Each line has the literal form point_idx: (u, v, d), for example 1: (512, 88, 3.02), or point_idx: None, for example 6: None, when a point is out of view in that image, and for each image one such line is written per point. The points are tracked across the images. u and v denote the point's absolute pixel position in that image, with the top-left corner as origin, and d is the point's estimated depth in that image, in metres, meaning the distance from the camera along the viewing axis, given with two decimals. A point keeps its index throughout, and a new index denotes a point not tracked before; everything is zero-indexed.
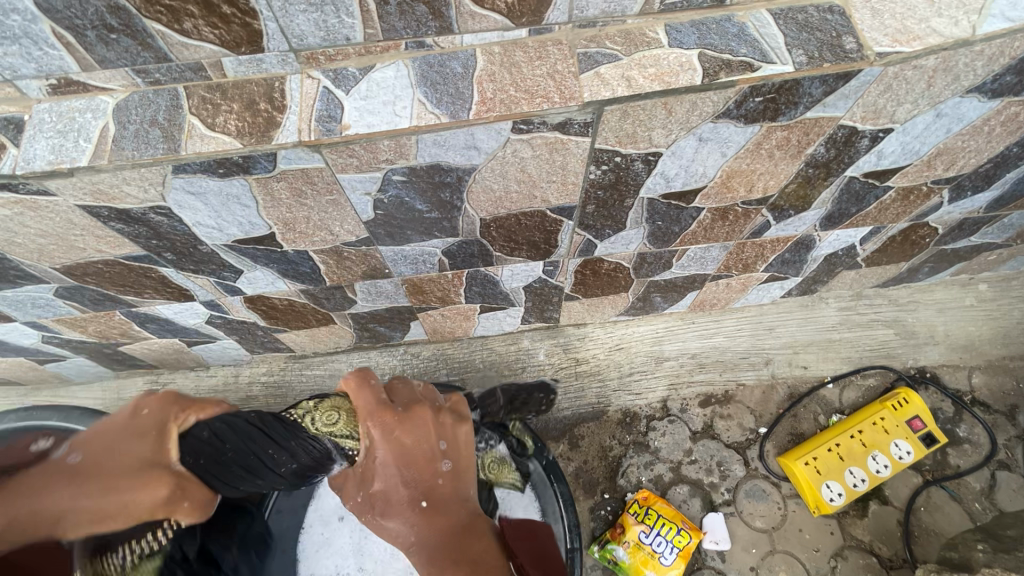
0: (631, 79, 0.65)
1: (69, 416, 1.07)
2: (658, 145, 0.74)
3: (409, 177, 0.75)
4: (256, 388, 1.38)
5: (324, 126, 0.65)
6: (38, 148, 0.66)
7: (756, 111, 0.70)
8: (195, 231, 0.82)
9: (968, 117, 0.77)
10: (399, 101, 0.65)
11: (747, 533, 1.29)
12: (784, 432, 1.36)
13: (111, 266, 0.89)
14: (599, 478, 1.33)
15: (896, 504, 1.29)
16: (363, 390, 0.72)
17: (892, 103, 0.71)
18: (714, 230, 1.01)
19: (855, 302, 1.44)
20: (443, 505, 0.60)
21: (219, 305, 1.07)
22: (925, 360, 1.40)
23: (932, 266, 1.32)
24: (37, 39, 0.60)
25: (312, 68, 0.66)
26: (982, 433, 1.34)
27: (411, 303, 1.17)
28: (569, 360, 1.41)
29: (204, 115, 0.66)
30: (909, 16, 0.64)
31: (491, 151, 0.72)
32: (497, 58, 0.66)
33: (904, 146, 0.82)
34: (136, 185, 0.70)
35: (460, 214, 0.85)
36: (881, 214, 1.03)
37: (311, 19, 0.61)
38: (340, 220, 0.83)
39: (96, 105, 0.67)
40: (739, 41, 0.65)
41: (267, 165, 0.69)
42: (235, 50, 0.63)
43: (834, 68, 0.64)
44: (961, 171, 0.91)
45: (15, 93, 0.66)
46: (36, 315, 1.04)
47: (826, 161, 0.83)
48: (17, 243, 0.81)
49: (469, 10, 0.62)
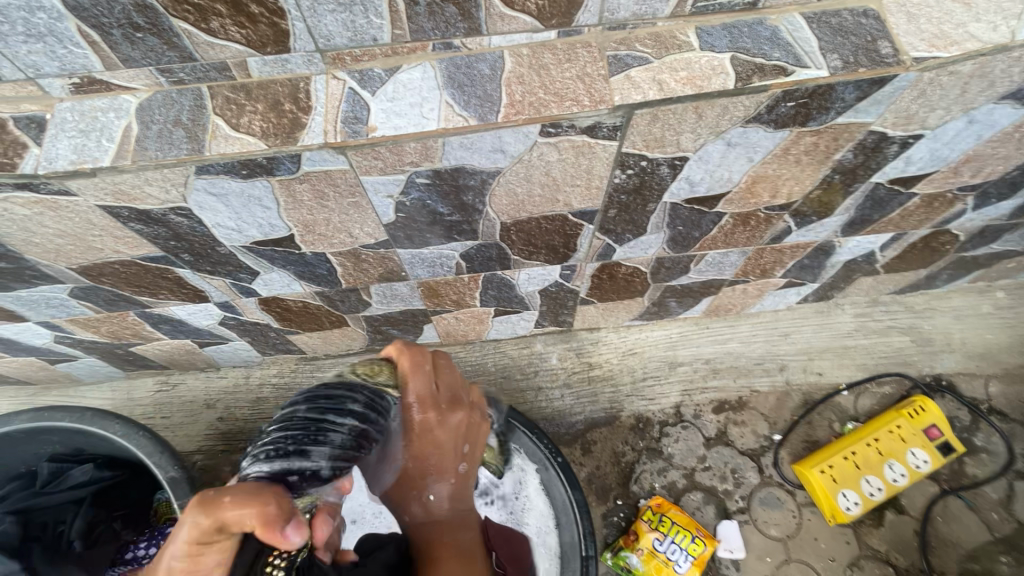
0: (662, 82, 0.64)
1: (82, 416, 1.05)
2: (686, 150, 0.73)
3: (432, 180, 0.74)
4: (266, 390, 1.38)
5: (351, 128, 0.64)
6: (61, 148, 0.65)
7: (787, 115, 0.69)
8: (214, 232, 0.81)
9: (1000, 124, 0.76)
10: (426, 103, 0.65)
11: (761, 541, 1.27)
12: (799, 439, 1.35)
13: (127, 267, 0.89)
14: (612, 484, 1.32)
15: (912, 513, 1.28)
16: (420, 371, 0.72)
17: (924, 109, 0.70)
18: (735, 236, 1.00)
19: (870, 309, 1.42)
20: (441, 508, 0.71)
21: (233, 306, 1.06)
22: (941, 368, 1.39)
23: (951, 273, 1.30)
24: (62, 38, 0.59)
25: (338, 69, 0.65)
26: (999, 442, 1.32)
27: (425, 306, 1.16)
28: (582, 364, 1.40)
29: (229, 115, 0.65)
30: (946, 20, 0.63)
31: (517, 154, 0.71)
32: (525, 60, 0.65)
33: (932, 152, 0.81)
34: (157, 186, 0.69)
35: (481, 217, 0.84)
36: (904, 221, 1.01)
37: (339, 20, 0.60)
38: (361, 222, 0.82)
39: (119, 104, 0.66)
40: (772, 45, 0.64)
41: (291, 167, 0.68)
42: (261, 51, 0.62)
43: (869, 73, 0.63)
44: (987, 178, 0.90)
45: (37, 91, 0.65)
46: (50, 315, 1.03)
47: (853, 167, 0.82)
48: (35, 243, 0.80)
49: (499, 12, 0.61)
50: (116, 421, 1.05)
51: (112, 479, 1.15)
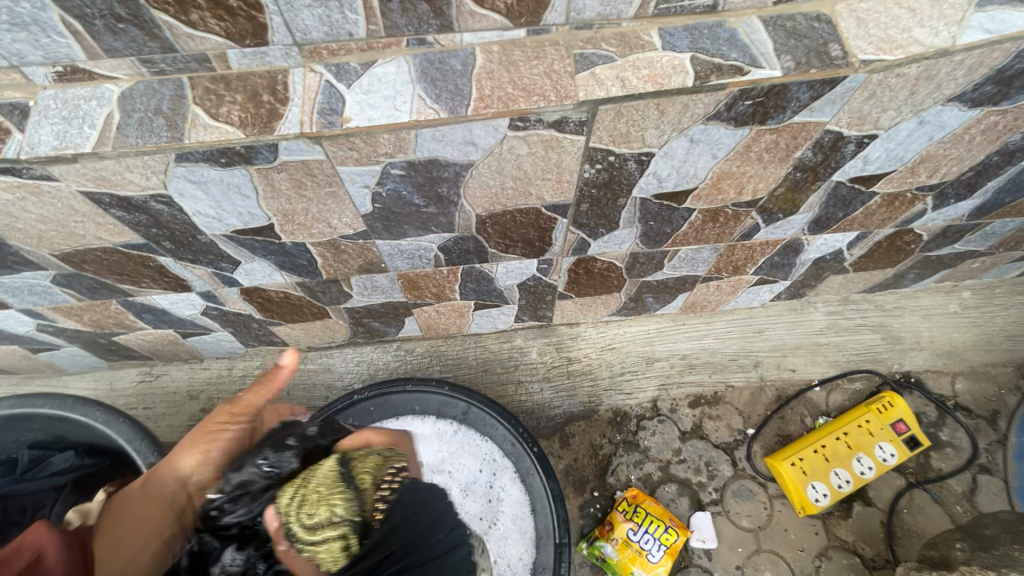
0: (625, 80, 0.67)
1: (63, 403, 1.08)
2: (651, 146, 0.76)
3: (407, 171, 0.76)
4: (249, 381, 1.39)
5: (326, 119, 0.67)
6: (43, 134, 0.67)
7: (746, 114, 0.72)
8: (194, 221, 0.83)
9: (950, 125, 0.80)
10: (399, 96, 0.67)
11: (733, 532, 1.30)
12: (772, 433, 1.38)
13: (110, 254, 0.90)
14: (589, 476, 1.34)
15: (879, 505, 1.32)
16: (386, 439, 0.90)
17: (876, 109, 0.74)
18: (705, 232, 1.03)
19: (842, 307, 1.46)
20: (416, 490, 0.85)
21: (215, 296, 1.08)
22: (910, 365, 1.43)
23: (917, 272, 1.35)
24: (46, 27, 0.61)
25: (315, 62, 0.68)
26: (964, 437, 1.36)
27: (406, 299, 1.18)
28: (562, 359, 1.42)
29: (209, 105, 0.68)
30: (892, 25, 0.67)
31: (488, 148, 0.74)
32: (495, 56, 0.68)
33: (888, 152, 0.84)
34: (138, 172, 0.71)
35: (456, 210, 0.87)
36: (867, 219, 1.05)
37: (315, 14, 0.62)
38: (339, 213, 0.85)
39: (101, 93, 0.68)
40: (730, 46, 0.67)
41: (268, 156, 0.71)
42: (239, 43, 0.65)
43: (820, 74, 0.66)
44: (944, 178, 0.94)
45: (20, 79, 0.67)
46: (32, 302, 1.04)
47: (813, 165, 0.85)
48: (18, 229, 0.82)
49: (469, 10, 0.64)
50: (97, 408, 1.07)
51: (93, 467, 1.12)
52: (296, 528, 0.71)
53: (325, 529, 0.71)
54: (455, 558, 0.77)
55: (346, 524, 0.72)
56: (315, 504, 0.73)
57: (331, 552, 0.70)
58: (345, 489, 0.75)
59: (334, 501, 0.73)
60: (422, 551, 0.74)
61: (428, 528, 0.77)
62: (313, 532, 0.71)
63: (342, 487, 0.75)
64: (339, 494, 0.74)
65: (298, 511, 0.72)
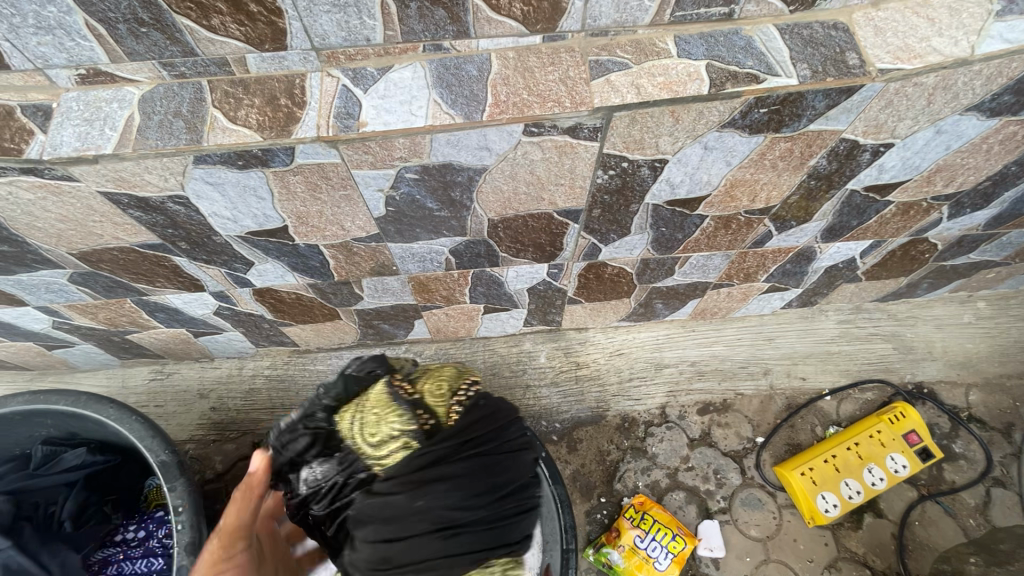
0: (640, 87, 0.67)
1: (77, 400, 1.07)
2: (665, 153, 0.76)
3: (421, 175, 0.77)
4: (259, 381, 1.40)
5: (343, 123, 0.68)
6: (66, 136, 0.68)
7: (761, 122, 0.72)
8: (210, 222, 0.84)
9: (967, 135, 0.79)
10: (415, 101, 0.68)
11: (742, 541, 1.29)
12: (781, 442, 1.37)
13: (126, 253, 0.91)
14: (596, 482, 1.34)
15: (890, 517, 1.30)
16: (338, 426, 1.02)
17: (893, 118, 0.74)
18: (717, 239, 1.02)
19: (854, 316, 1.45)
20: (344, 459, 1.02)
21: (228, 296, 1.09)
22: (923, 375, 1.41)
23: (931, 282, 1.33)
24: (70, 30, 0.62)
25: (332, 67, 0.69)
26: (978, 449, 1.35)
27: (416, 301, 1.19)
28: (570, 363, 1.42)
29: (227, 108, 0.69)
30: (911, 34, 0.67)
31: (502, 152, 0.74)
32: (511, 63, 0.68)
33: (904, 161, 0.84)
34: (157, 174, 0.72)
35: (469, 214, 0.88)
36: (882, 228, 1.04)
37: (334, 20, 0.63)
38: (352, 215, 0.85)
39: (123, 95, 0.69)
40: (746, 54, 0.67)
41: (285, 158, 0.72)
42: (258, 47, 0.65)
43: (837, 82, 0.66)
44: (960, 188, 0.93)
45: (44, 81, 0.68)
46: (49, 300, 1.06)
47: (828, 174, 0.85)
48: (38, 228, 0.83)
49: (486, 16, 0.64)
50: (110, 404, 1.07)
51: (106, 463, 1.16)
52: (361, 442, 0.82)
53: (387, 443, 0.80)
54: (525, 459, 0.86)
55: (406, 434, 0.81)
56: (378, 423, 0.83)
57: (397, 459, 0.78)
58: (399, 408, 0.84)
59: (390, 421, 0.82)
60: (496, 446, 0.84)
61: (502, 428, 0.87)
62: (380, 451, 0.80)
63: (394, 409, 0.84)
64: (393, 412, 0.84)
65: (366, 429, 0.83)
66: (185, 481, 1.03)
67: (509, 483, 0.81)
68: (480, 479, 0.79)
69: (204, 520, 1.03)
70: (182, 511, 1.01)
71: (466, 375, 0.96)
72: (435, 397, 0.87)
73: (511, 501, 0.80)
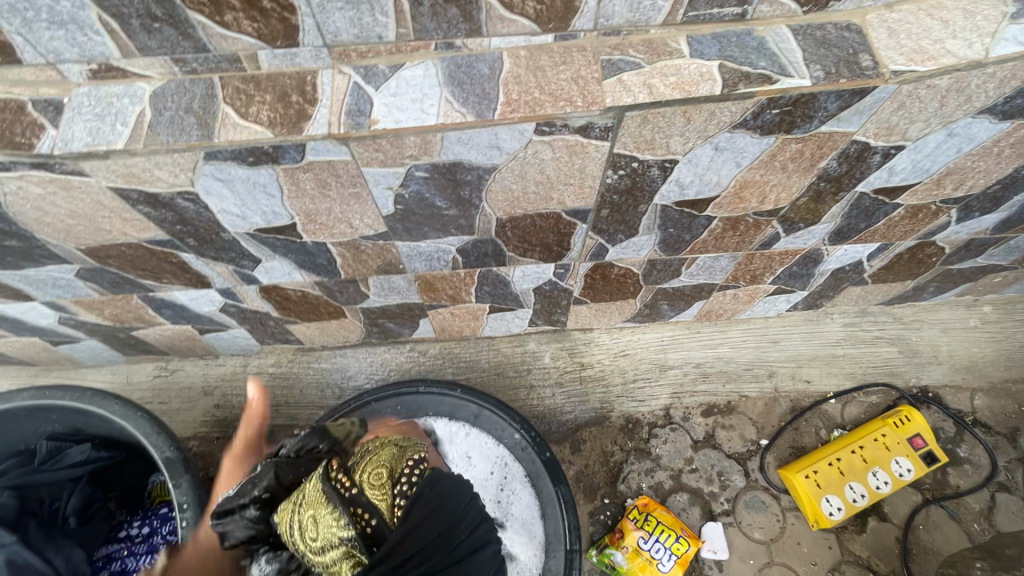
0: (652, 86, 0.67)
1: (82, 396, 1.08)
2: (675, 153, 0.76)
3: (431, 174, 0.77)
4: (263, 378, 1.40)
5: (354, 120, 0.68)
6: (77, 131, 0.68)
7: (773, 123, 0.72)
8: (219, 219, 0.84)
9: (978, 138, 0.79)
10: (427, 99, 0.68)
11: (745, 544, 1.29)
12: (785, 445, 1.37)
13: (134, 249, 0.91)
14: (600, 483, 1.33)
15: (895, 521, 1.30)
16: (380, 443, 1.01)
17: (904, 120, 0.73)
18: (725, 240, 1.02)
19: (859, 319, 1.45)
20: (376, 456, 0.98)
21: (234, 293, 1.09)
22: (928, 379, 1.41)
23: (938, 285, 1.33)
24: (83, 25, 0.62)
25: (344, 64, 0.69)
26: (983, 454, 1.34)
27: (422, 300, 1.19)
28: (574, 364, 1.42)
29: (239, 105, 0.68)
30: (924, 36, 0.67)
31: (512, 151, 0.74)
32: (523, 61, 0.68)
33: (915, 164, 0.84)
34: (167, 169, 0.72)
35: (477, 213, 0.87)
36: (890, 231, 1.04)
37: (347, 17, 0.63)
38: (361, 213, 0.85)
39: (134, 91, 0.69)
40: (759, 55, 0.67)
41: (295, 156, 0.71)
42: (271, 44, 0.65)
43: (850, 84, 0.66)
44: (970, 191, 0.93)
45: (56, 76, 0.68)
46: (55, 295, 1.06)
47: (838, 176, 0.85)
48: (47, 223, 0.83)
49: (498, 14, 0.64)
50: (116, 401, 1.07)
51: (110, 459, 1.17)
52: (306, 551, 0.72)
53: (326, 552, 0.70)
54: (480, 561, 0.70)
55: (345, 541, 0.69)
56: (315, 527, 0.72)
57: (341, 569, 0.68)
58: (327, 512, 0.72)
59: (327, 524, 0.71)
60: (443, 557, 0.67)
61: (455, 521, 0.70)
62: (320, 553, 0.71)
63: (329, 507, 0.72)
64: (329, 516, 0.72)
65: (304, 534, 0.73)
66: (190, 478, 1.03)
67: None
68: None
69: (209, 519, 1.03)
70: (187, 508, 1.01)
71: (411, 451, 0.79)
72: (372, 486, 0.73)
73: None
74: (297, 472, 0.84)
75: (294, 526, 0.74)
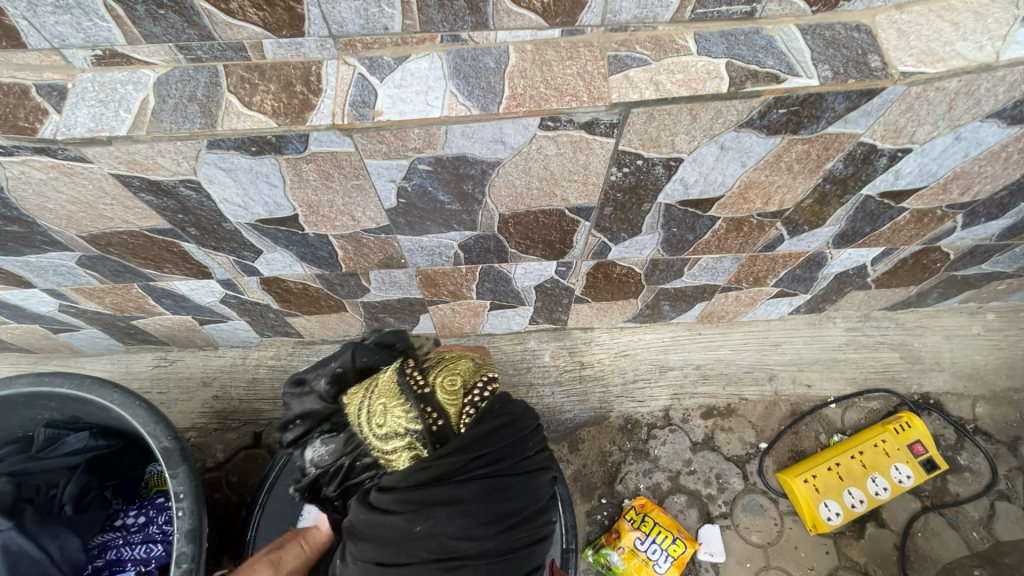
0: (659, 83, 0.66)
1: (81, 383, 1.07)
2: (680, 151, 0.76)
3: (434, 167, 0.76)
4: (262, 370, 1.40)
5: (358, 112, 0.67)
6: (80, 116, 0.68)
7: (779, 123, 0.71)
8: (221, 208, 0.83)
9: (986, 142, 0.78)
10: (432, 92, 0.67)
11: (742, 547, 1.28)
12: (785, 448, 1.36)
13: (135, 238, 0.91)
14: (597, 482, 1.33)
15: (893, 527, 1.29)
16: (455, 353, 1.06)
17: (912, 123, 0.73)
18: (728, 241, 1.02)
19: (862, 324, 1.44)
20: None
21: (235, 284, 1.09)
22: (929, 386, 1.40)
23: (942, 291, 1.32)
24: (88, 10, 0.62)
25: (349, 55, 0.68)
26: (983, 462, 1.34)
27: (423, 295, 1.18)
28: (574, 363, 1.42)
29: (243, 94, 0.68)
30: (934, 38, 0.66)
31: (517, 146, 0.73)
32: (529, 56, 0.68)
33: (922, 167, 0.83)
34: (170, 157, 0.72)
35: (480, 208, 0.87)
36: (894, 235, 1.03)
37: (353, 7, 0.63)
38: (363, 206, 0.85)
39: (138, 78, 0.69)
40: (766, 53, 0.66)
41: (298, 146, 0.71)
42: (276, 33, 0.65)
43: (859, 84, 0.65)
44: (976, 197, 0.92)
45: (60, 61, 0.68)
46: (57, 283, 1.06)
47: (844, 178, 0.84)
48: (49, 209, 0.83)
49: (505, 8, 0.63)
50: (114, 390, 1.07)
51: (107, 448, 1.17)
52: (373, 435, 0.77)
53: (392, 441, 0.75)
54: (536, 480, 0.78)
55: (411, 435, 0.74)
56: (385, 416, 0.76)
57: (402, 461, 0.74)
58: (399, 406, 0.76)
59: (395, 416, 0.75)
60: (508, 466, 0.75)
61: (521, 438, 0.78)
62: (384, 443, 0.76)
63: (401, 400, 0.76)
64: (398, 407, 0.76)
65: (372, 421, 0.77)
66: (187, 468, 1.03)
67: (519, 509, 0.73)
68: (488, 504, 0.71)
69: (204, 510, 1.02)
70: (184, 498, 1.01)
71: (485, 371, 0.82)
72: (443, 390, 0.77)
73: (522, 531, 0.73)
74: (371, 358, 0.94)
75: (362, 410, 0.79)
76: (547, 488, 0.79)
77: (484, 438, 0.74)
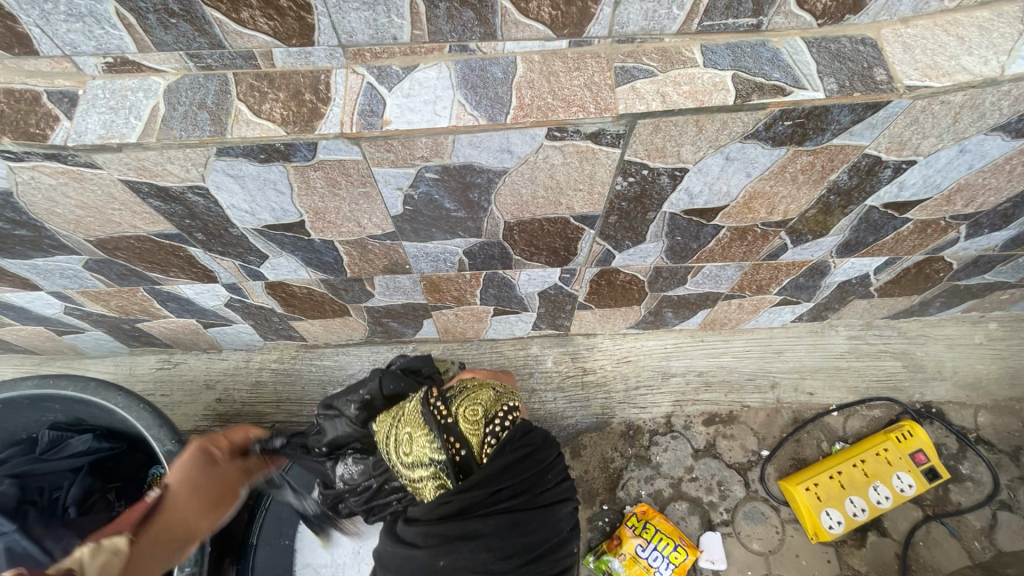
0: (665, 95, 0.67)
1: (85, 386, 1.08)
2: (686, 162, 0.76)
3: (441, 175, 0.77)
4: (266, 374, 1.40)
5: (366, 121, 0.68)
6: (91, 123, 0.68)
7: (784, 134, 0.72)
8: (228, 214, 0.84)
9: (990, 155, 0.79)
10: (439, 101, 0.68)
11: (743, 555, 1.28)
12: (787, 456, 1.36)
13: (142, 242, 0.92)
14: (599, 489, 1.33)
15: (894, 537, 1.29)
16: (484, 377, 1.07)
17: (917, 136, 0.73)
18: (732, 250, 1.02)
19: (864, 332, 1.44)
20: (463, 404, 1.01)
21: (240, 289, 1.09)
22: (931, 395, 1.40)
23: (944, 300, 1.32)
24: (100, 19, 0.62)
25: (358, 64, 0.69)
26: (985, 472, 1.33)
27: (426, 300, 1.19)
28: (577, 369, 1.42)
29: (252, 102, 0.69)
30: (940, 52, 0.66)
31: (523, 156, 0.74)
32: (537, 66, 0.68)
33: (925, 179, 0.83)
34: (179, 164, 0.72)
35: (485, 215, 0.87)
36: (898, 245, 1.04)
37: (362, 17, 0.63)
38: (369, 213, 0.85)
39: (148, 85, 0.69)
40: (773, 66, 0.67)
41: (307, 154, 0.72)
42: (286, 42, 0.66)
43: (864, 97, 0.66)
44: (980, 208, 0.93)
45: (71, 68, 0.69)
46: (62, 285, 1.07)
47: (848, 189, 0.85)
48: (57, 213, 0.83)
49: (514, 19, 0.64)
50: (118, 393, 1.07)
51: (110, 450, 1.17)
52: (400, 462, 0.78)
53: (417, 469, 0.77)
54: (559, 512, 0.78)
55: (435, 465, 0.75)
56: (410, 444, 0.78)
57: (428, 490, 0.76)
58: (423, 436, 0.77)
59: (421, 445, 0.77)
60: (531, 498, 0.75)
61: (543, 470, 0.78)
62: (411, 469, 0.77)
63: (425, 430, 0.77)
64: (422, 437, 0.77)
65: (399, 449, 0.79)
66: None
67: (541, 542, 0.74)
68: (510, 539, 0.71)
69: None
70: None
71: (506, 399, 0.82)
72: (467, 422, 0.77)
73: (542, 564, 0.74)
74: (398, 384, 0.93)
75: (389, 438, 0.81)
76: (568, 520, 0.79)
77: (505, 469, 0.74)
